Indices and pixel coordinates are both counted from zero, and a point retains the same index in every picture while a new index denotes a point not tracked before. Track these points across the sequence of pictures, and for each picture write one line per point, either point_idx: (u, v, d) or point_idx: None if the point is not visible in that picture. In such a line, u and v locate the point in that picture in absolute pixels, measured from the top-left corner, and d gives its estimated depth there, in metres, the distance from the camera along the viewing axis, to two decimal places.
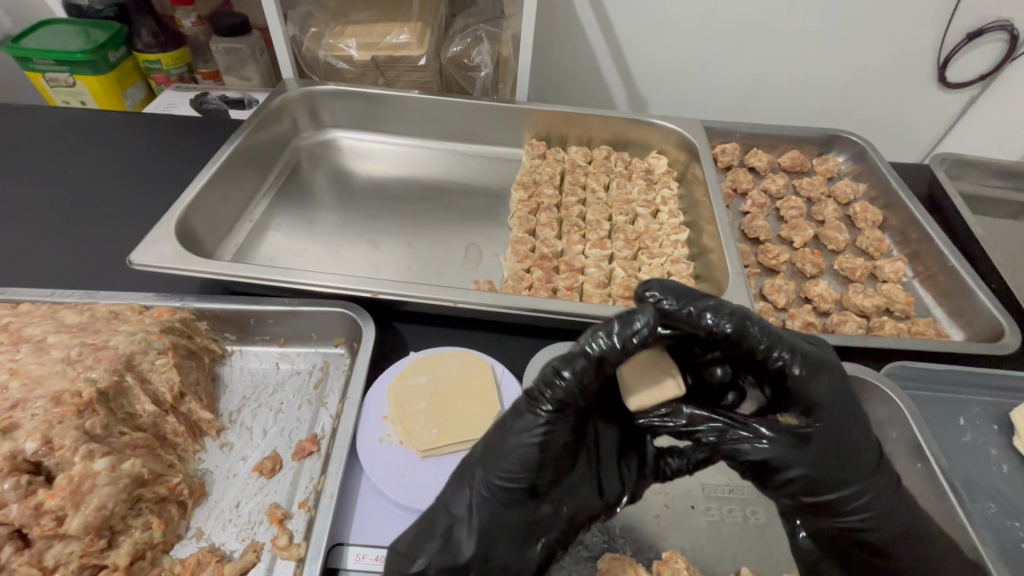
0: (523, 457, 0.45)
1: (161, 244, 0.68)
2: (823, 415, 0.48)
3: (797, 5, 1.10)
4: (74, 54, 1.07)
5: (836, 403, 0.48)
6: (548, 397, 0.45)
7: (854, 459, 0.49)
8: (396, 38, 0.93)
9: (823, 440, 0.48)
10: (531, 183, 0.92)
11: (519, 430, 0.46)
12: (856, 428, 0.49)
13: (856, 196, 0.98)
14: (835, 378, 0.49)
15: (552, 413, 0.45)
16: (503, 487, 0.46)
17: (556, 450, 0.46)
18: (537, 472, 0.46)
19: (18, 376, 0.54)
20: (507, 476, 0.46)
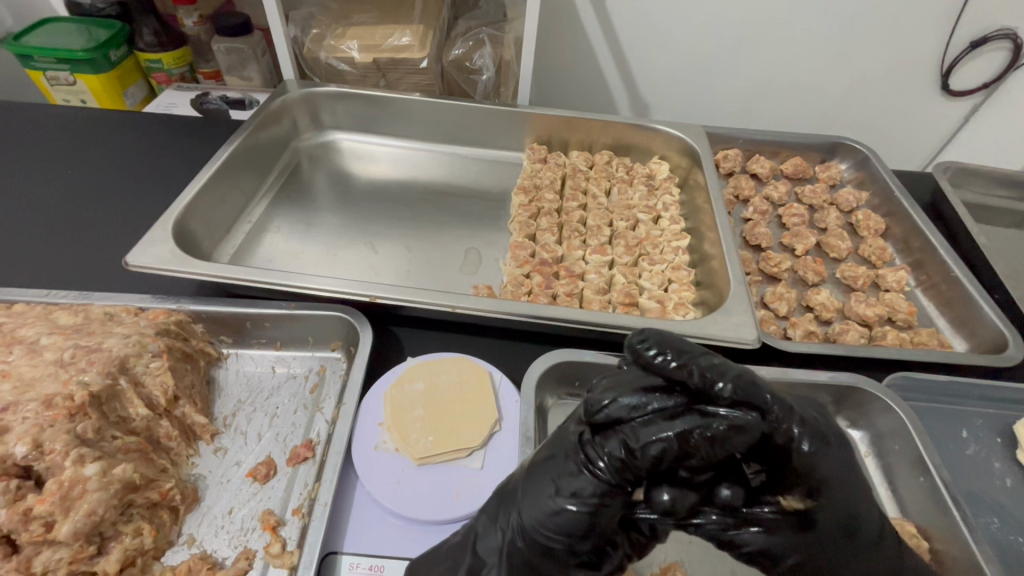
0: (567, 517, 0.39)
1: (157, 245, 0.68)
2: (828, 498, 0.43)
3: (801, 11, 1.10)
4: (75, 53, 1.07)
5: (841, 485, 0.44)
6: (605, 457, 0.40)
7: (860, 541, 0.44)
8: (398, 40, 0.92)
9: (827, 525, 0.43)
10: (532, 188, 0.91)
11: (565, 486, 0.40)
12: (863, 510, 0.44)
13: (859, 204, 0.97)
14: (843, 457, 0.45)
15: (607, 477, 0.40)
16: (543, 545, 0.40)
17: (608, 513, 0.40)
18: (580, 535, 0.40)
19: (10, 378, 0.53)
20: (546, 534, 0.40)
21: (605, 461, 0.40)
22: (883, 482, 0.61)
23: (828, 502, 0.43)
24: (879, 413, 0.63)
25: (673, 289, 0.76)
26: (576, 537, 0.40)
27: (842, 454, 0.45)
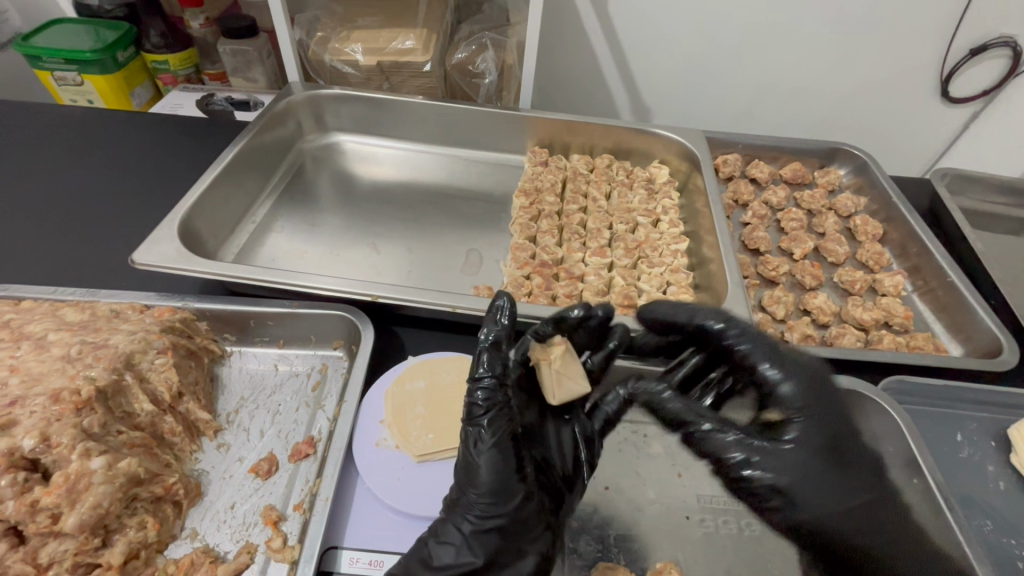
0: (486, 475, 0.47)
1: (163, 243, 0.69)
2: (804, 418, 0.48)
3: (801, 18, 1.11)
4: (83, 54, 1.08)
5: (814, 403, 0.48)
6: (483, 409, 0.48)
7: (845, 465, 0.48)
8: (403, 43, 0.94)
9: (807, 443, 0.48)
10: (533, 190, 0.92)
11: (472, 453, 0.48)
12: (845, 430, 0.49)
13: (857, 209, 0.98)
14: (815, 377, 0.50)
15: (492, 423, 0.48)
16: (487, 497, 0.46)
17: (511, 458, 0.48)
18: (505, 484, 0.47)
19: (18, 373, 0.54)
20: (480, 497, 0.46)
21: (483, 422, 0.48)
22: None
23: (805, 422, 0.48)
24: (875, 416, 0.63)
25: (672, 292, 0.77)
26: (503, 487, 0.47)
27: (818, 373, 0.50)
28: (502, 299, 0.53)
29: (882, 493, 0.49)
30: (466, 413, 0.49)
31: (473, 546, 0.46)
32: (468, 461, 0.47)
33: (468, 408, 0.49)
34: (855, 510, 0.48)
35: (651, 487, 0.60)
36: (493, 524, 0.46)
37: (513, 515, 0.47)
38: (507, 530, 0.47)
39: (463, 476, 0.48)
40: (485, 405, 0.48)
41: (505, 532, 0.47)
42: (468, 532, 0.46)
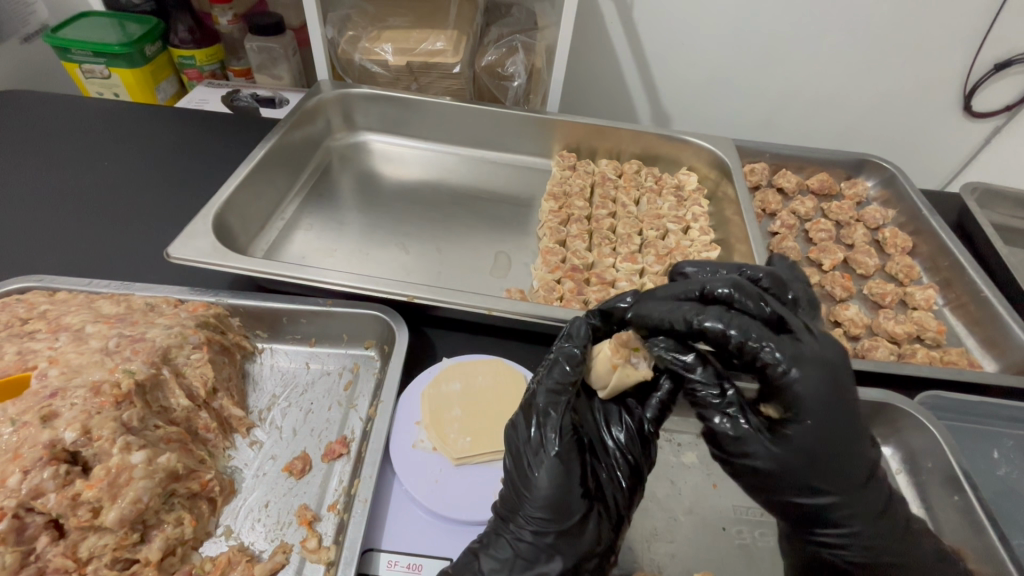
0: (548, 490, 0.46)
1: (198, 239, 0.68)
2: (808, 417, 0.44)
3: (829, 29, 1.11)
4: (111, 47, 1.08)
5: (825, 404, 0.44)
6: (544, 415, 0.48)
7: (841, 446, 0.45)
8: (433, 44, 0.93)
9: (811, 434, 0.45)
10: (561, 195, 0.92)
11: (533, 462, 0.47)
12: (848, 413, 0.45)
13: (885, 222, 0.98)
14: (824, 367, 0.44)
15: (556, 430, 0.47)
16: (547, 514, 0.46)
17: (574, 472, 0.47)
18: (566, 499, 0.46)
19: (57, 364, 0.53)
20: (539, 512, 0.46)
21: (545, 430, 0.48)
22: (917, 500, 0.61)
23: (808, 414, 0.44)
24: (913, 431, 0.63)
25: None
26: (563, 502, 0.46)
27: (823, 354, 0.45)
28: (576, 325, 0.51)
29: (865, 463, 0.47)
30: (525, 413, 0.50)
31: (532, 561, 0.46)
32: (528, 474, 0.47)
33: (529, 406, 0.50)
34: (838, 489, 0.47)
35: (686, 496, 0.60)
36: (553, 539, 0.46)
37: (577, 531, 0.46)
38: (568, 545, 0.46)
39: (523, 490, 0.47)
40: (546, 407, 0.48)
41: (564, 551, 0.46)
42: (526, 546, 0.46)
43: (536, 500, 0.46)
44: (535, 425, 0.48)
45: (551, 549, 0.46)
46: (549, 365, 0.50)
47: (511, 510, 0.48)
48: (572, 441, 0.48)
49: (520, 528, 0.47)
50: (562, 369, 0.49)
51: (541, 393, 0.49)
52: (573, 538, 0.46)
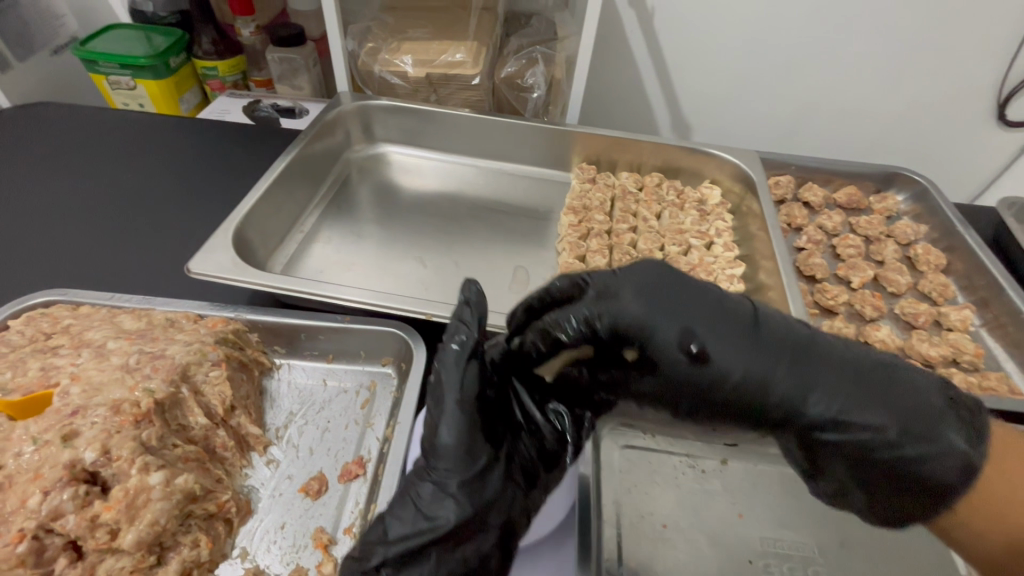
0: (450, 440, 0.45)
1: (218, 253, 0.68)
2: (717, 359, 0.46)
3: (857, 38, 1.08)
4: (137, 59, 1.10)
5: (718, 338, 0.46)
6: (447, 373, 0.48)
7: (801, 365, 0.46)
8: (452, 56, 0.92)
9: (739, 368, 0.45)
10: (581, 209, 0.90)
11: (434, 415, 0.47)
12: (749, 328, 0.47)
13: (917, 237, 0.94)
14: (679, 299, 0.48)
15: (461, 385, 0.47)
16: (450, 465, 0.45)
17: (478, 425, 0.47)
18: (469, 446, 0.46)
19: (79, 382, 0.54)
20: (443, 462, 0.45)
21: (450, 385, 0.47)
22: None
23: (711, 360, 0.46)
24: None
25: None
26: (467, 450, 0.46)
27: (674, 292, 0.48)
28: (473, 292, 0.52)
29: (841, 356, 0.46)
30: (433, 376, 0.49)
31: (428, 516, 0.44)
32: (433, 427, 0.46)
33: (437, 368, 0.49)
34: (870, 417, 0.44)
35: (710, 526, 0.58)
36: (454, 490, 0.45)
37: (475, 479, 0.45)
38: (469, 496, 0.45)
39: (428, 443, 0.47)
40: (450, 365, 0.48)
41: (466, 500, 0.44)
42: (427, 498, 0.45)
43: (436, 452, 0.46)
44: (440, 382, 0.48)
45: (452, 503, 0.44)
46: (454, 327, 0.50)
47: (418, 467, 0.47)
48: (477, 396, 0.47)
49: (420, 482, 0.46)
50: (464, 332, 0.49)
51: (445, 349, 0.49)
52: (477, 489, 0.45)
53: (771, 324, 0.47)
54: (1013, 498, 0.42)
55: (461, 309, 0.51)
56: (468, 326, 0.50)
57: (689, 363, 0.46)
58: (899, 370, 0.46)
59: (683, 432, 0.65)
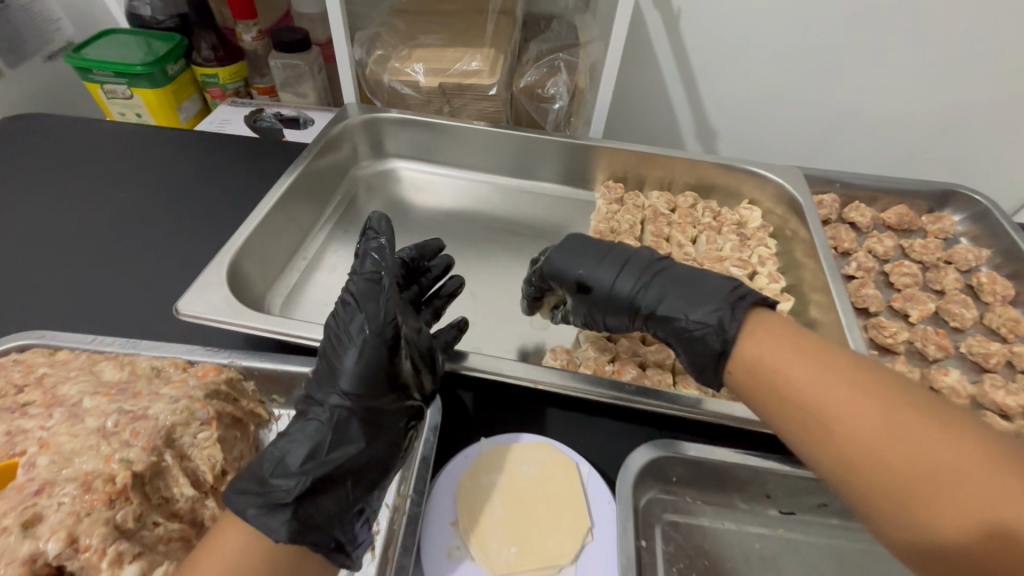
0: (348, 368, 0.50)
1: (211, 291, 0.62)
2: (597, 288, 0.63)
3: (908, 42, 0.99)
4: (132, 67, 1.03)
5: (597, 266, 0.64)
6: (354, 302, 0.54)
7: (649, 284, 0.61)
8: (468, 64, 0.85)
9: (616, 290, 0.61)
10: (609, 233, 0.82)
11: (340, 349, 0.52)
12: (626, 261, 0.63)
13: (978, 263, 0.86)
14: (578, 252, 0.66)
15: (371, 319, 0.52)
16: (354, 392, 0.50)
17: (383, 357, 0.51)
18: (371, 376, 0.50)
19: (47, 451, 0.47)
20: (348, 387, 0.50)
21: (361, 322, 0.52)
22: None
23: (594, 288, 0.63)
24: None
25: None
26: (367, 378, 0.50)
27: (577, 247, 0.66)
28: (376, 220, 0.63)
29: (684, 272, 0.61)
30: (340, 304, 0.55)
31: (334, 440, 0.48)
32: (340, 355, 0.51)
33: (343, 298, 0.55)
34: (693, 308, 0.56)
35: None
36: (352, 413, 0.50)
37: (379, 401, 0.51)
38: (367, 427, 0.50)
39: (332, 367, 0.51)
40: (354, 294, 0.55)
41: (363, 425, 0.49)
42: (324, 422, 0.49)
43: (340, 379, 0.50)
44: (347, 311, 0.54)
45: (347, 427, 0.49)
46: (363, 259, 0.59)
47: (319, 393, 0.51)
48: (380, 326, 0.52)
49: (326, 410, 0.49)
50: (371, 258, 0.59)
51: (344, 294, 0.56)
52: (376, 416, 0.50)
53: (637, 258, 0.64)
54: (855, 428, 0.42)
55: (364, 246, 0.61)
56: (376, 254, 0.59)
57: (579, 281, 0.64)
58: (714, 275, 0.60)
59: (732, 498, 0.57)
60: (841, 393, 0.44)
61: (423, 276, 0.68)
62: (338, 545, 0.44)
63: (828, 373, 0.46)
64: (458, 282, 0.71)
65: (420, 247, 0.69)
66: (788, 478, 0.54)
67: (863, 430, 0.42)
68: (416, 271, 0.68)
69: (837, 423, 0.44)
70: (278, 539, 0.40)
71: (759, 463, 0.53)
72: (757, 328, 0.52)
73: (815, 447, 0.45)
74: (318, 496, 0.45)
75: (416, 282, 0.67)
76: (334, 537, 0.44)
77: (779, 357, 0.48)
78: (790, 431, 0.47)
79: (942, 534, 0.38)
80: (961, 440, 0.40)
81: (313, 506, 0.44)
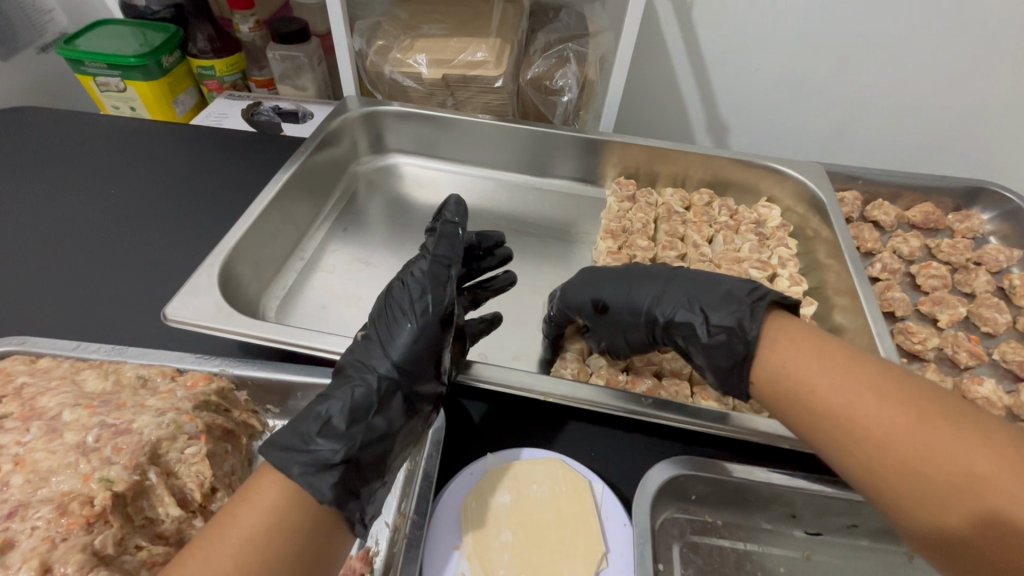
0: (405, 340, 0.49)
1: (200, 296, 0.58)
2: (611, 303, 0.60)
3: (934, 32, 0.94)
4: (125, 59, 1.00)
5: (613, 280, 0.61)
6: (422, 275, 0.53)
7: (662, 289, 0.58)
8: (472, 55, 0.80)
9: (627, 304, 0.58)
10: (621, 232, 0.78)
11: (396, 322, 0.50)
12: (639, 274, 0.61)
13: (1009, 264, 0.81)
14: (586, 274, 0.64)
15: (433, 294, 0.51)
16: (402, 365, 0.48)
17: (434, 338, 0.50)
18: (423, 354, 0.49)
19: (23, 470, 0.44)
20: (398, 358, 0.48)
21: (425, 297, 0.51)
22: None
23: (609, 302, 0.60)
24: None
25: None
26: (419, 356, 0.49)
27: (590, 270, 0.64)
28: (454, 204, 0.62)
29: (700, 274, 0.58)
30: (401, 278, 0.54)
31: (377, 409, 0.46)
32: (397, 327, 0.50)
33: (408, 271, 0.54)
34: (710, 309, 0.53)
35: None
36: (396, 386, 0.47)
37: (427, 382, 0.49)
38: (409, 403, 0.47)
39: (384, 339, 0.50)
40: (424, 270, 0.53)
41: (405, 400, 0.47)
42: (369, 388, 0.46)
43: (392, 350, 0.49)
44: (409, 285, 0.52)
45: (389, 398, 0.46)
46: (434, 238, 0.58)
47: (363, 362, 0.49)
48: (442, 305, 0.51)
49: (373, 377, 0.47)
50: (442, 236, 0.57)
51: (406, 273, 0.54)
52: (418, 394, 0.48)
53: (648, 270, 0.61)
54: (868, 428, 0.41)
55: (444, 226, 0.59)
56: (451, 230, 0.58)
57: (593, 303, 0.61)
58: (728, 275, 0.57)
59: (755, 518, 0.53)
60: (865, 399, 0.42)
61: (475, 263, 0.66)
62: (363, 517, 0.42)
63: (851, 379, 0.43)
64: (508, 278, 0.66)
65: (481, 233, 0.66)
66: (816, 498, 0.50)
67: (887, 436, 0.40)
68: (473, 258, 0.65)
69: (853, 421, 0.42)
70: (322, 500, 0.40)
71: (786, 483, 0.50)
72: (778, 335, 0.49)
73: (833, 452, 0.43)
74: (361, 459, 0.43)
75: (467, 267, 0.65)
76: (360, 509, 0.42)
77: (801, 363, 0.46)
78: (812, 437, 0.45)
79: (942, 523, 0.37)
80: (994, 448, 0.37)
81: (355, 472, 0.43)
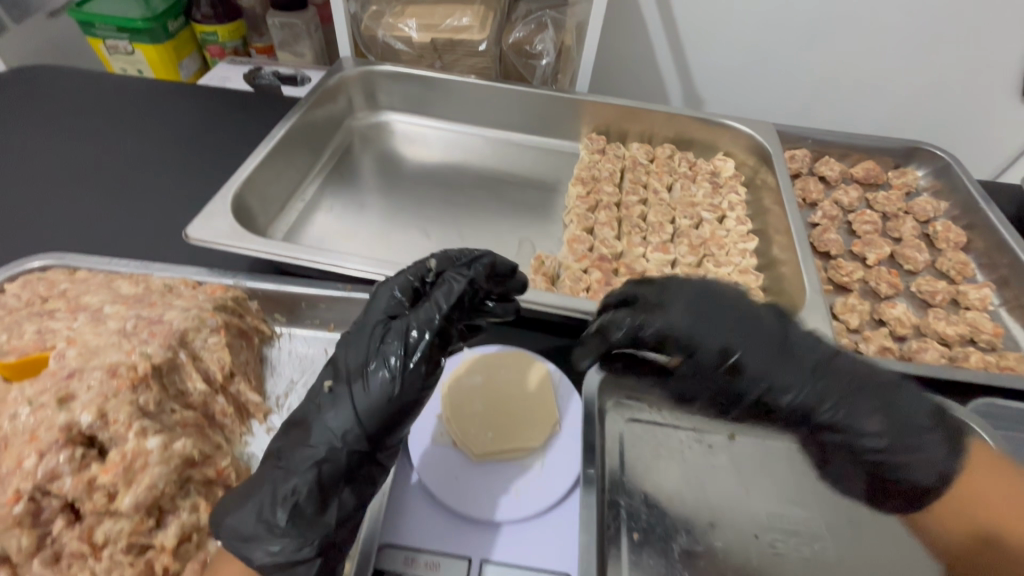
0: (375, 410, 0.45)
1: (217, 219, 0.67)
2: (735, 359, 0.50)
3: (883, 6, 1.02)
4: (133, 22, 1.07)
5: (744, 331, 0.51)
6: (415, 345, 0.46)
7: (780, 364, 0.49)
8: (458, 20, 0.88)
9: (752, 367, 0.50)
10: (590, 179, 0.88)
11: (369, 382, 0.46)
12: (760, 325, 0.51)
13: (936, 215, 0.91)
14: (725, 312, 0.51)
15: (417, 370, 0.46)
16: (364, 441, 0.45)
17: (405, 416, 0.46)
18: (387, 434, 0.46)
19: (75, 345, 0.52)
20: (363, 432, 0.45)
21: (410, 371, 0.46)
22: None
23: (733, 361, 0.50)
24: None
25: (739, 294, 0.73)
26: (382, 432, 0.46)
27: (716, 301, 0.52)
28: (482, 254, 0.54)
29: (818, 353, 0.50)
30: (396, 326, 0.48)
31: (328, 498, 0.44)
32: (373, 389, 0.46)
33: (405, 325, 0.47)
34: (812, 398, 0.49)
35: None
36: (350, 469, 0.45)
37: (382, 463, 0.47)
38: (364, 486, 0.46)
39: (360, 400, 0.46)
40: (418, 336, 0.47)
41: (355, 491, 0.45)
42: (326, 467, 0.44)
43: (355, 417, 0.45)
44: (402, 343, 0.47)
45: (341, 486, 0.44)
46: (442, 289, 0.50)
47: (327, 426, 0.45)
48: (422, 385, 0.46)
49: (329, 448, 0.44)
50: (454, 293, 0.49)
51: (381, 367, 0.46)
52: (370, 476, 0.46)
53: (760, 322, 0.51)
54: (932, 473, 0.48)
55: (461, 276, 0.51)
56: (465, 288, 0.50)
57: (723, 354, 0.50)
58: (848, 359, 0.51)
59: None
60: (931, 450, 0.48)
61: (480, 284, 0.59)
62: None
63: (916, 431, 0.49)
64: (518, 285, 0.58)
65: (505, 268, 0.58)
66: None
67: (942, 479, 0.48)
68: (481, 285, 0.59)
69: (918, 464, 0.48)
70: None
71: None
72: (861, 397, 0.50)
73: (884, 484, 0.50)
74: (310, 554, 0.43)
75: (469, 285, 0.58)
76: None
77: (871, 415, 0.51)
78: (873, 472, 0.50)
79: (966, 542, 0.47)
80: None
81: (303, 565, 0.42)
